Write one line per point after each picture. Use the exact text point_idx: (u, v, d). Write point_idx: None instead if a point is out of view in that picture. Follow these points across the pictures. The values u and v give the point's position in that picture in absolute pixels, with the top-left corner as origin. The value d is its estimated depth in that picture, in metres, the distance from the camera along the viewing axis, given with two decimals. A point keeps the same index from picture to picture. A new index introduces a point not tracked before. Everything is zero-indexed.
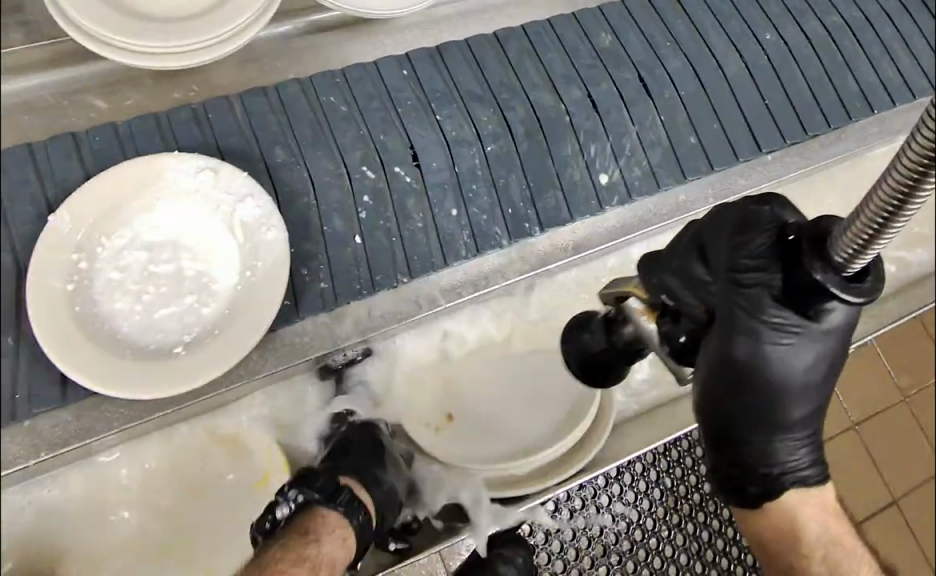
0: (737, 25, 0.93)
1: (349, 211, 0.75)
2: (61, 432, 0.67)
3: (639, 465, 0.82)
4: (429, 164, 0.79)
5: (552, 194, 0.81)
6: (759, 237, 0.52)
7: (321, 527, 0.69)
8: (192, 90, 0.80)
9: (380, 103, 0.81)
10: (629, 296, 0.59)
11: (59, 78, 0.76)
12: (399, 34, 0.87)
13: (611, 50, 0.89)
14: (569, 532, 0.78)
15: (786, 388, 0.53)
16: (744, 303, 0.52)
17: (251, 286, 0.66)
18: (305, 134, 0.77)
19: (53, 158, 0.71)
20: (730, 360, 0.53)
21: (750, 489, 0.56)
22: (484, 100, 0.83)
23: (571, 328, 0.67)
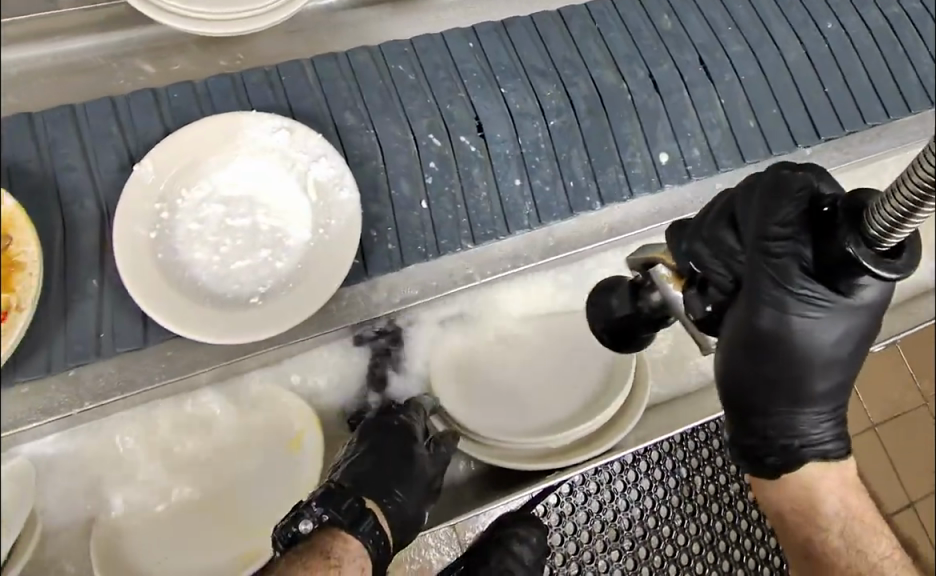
0: (798, 13, 0.93)
1: (416, 176, 0.77)
2: (103, 384, 0.69)
3: (656, 453, 0.84)
4: (494, 134, 0.80)
5: (613, 169, 0.82)
6: (790, 208, 0.53)
7: (344, 552, 0.64)
8: (237, 58, 0.82)
9: (447, 73, 0.82)
10: (656, 263, 0.62)
11: (115, 41, 0.80)
12: (442, 12, 0.87)
13: (672, 32, 0.89)
14: (583, 515, 0.81)
15: (811, 360, 0.55)
16: (772, 273, 0.53)
17: (324, 243, 0.68)
18: (375, 101, 0.79)
19: (130, 112, 0.74)
20: (755, 329, 0.55)
21: (767, 457, 0.59)
22: (547, 74, 0.84)
23: (598, 293, 0.71)
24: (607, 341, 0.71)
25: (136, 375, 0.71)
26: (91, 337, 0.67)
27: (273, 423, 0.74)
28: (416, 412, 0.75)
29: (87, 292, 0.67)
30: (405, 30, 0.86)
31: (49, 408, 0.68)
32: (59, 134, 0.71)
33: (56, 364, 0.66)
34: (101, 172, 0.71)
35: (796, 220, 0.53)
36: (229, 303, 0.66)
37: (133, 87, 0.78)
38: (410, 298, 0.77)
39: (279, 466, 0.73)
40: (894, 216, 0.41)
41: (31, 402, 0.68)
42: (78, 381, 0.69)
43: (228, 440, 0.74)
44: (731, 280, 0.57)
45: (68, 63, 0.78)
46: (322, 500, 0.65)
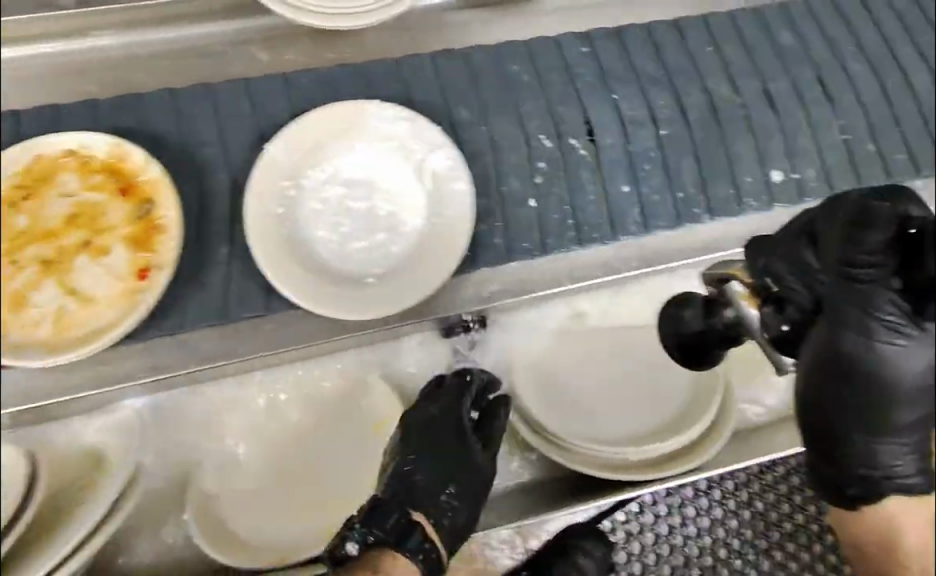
0: (927, 35, 0.89)
1: (527, 174, 0.79)
2: (210, 348, 0.73)
3: (731, 482, 0.87)
4: (605, 140, 0.81)
5: (724, 184, 0.81)
6: (876, 234, 0.51)
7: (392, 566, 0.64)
8: (346, 51, 0.84)
9: (561, 76, 0.83)
10: (732, 279, 0.58)
11: (232, 29, 0.82)
12: (545, 17, 0.88)
13: (792, 49, 0.87)
14: (652, 536, 0.85)
15: (899, 392, 0.50)
16: (857, 298, 0.51)
17: (437, 231, 0.71)
18: (490, 98, 0.81)
19: (264, 94, 0.78)
20: (836, 353, 0.51)
21: (849, 488, 0.54)
22: (661, 84, 0.84)
23: (673, 304, 0.67)
24: (675, 355, 0.67)
25: (248, 339, 0.74)
26: (217, 301, 0.71)
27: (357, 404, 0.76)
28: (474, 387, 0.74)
29: (216, 259, 0.72)
30: (512, 33, 0.86)
31: (166, 363, 0.72)
32: (199, 110, 0.76)
33: (189, 322, 0.71)
34: (234, 149, 0.75)
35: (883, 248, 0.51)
36: (340, 282, 0.69)
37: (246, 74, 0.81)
38: (511, 293, 0.78)
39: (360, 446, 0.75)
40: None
41: (149, 360, 0.72)
42: (196, 343, 0.73)
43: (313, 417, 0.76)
44: (811, 299, 0.53)
45: (191, 46, 0.81)
46: (365, 518, 0.66)
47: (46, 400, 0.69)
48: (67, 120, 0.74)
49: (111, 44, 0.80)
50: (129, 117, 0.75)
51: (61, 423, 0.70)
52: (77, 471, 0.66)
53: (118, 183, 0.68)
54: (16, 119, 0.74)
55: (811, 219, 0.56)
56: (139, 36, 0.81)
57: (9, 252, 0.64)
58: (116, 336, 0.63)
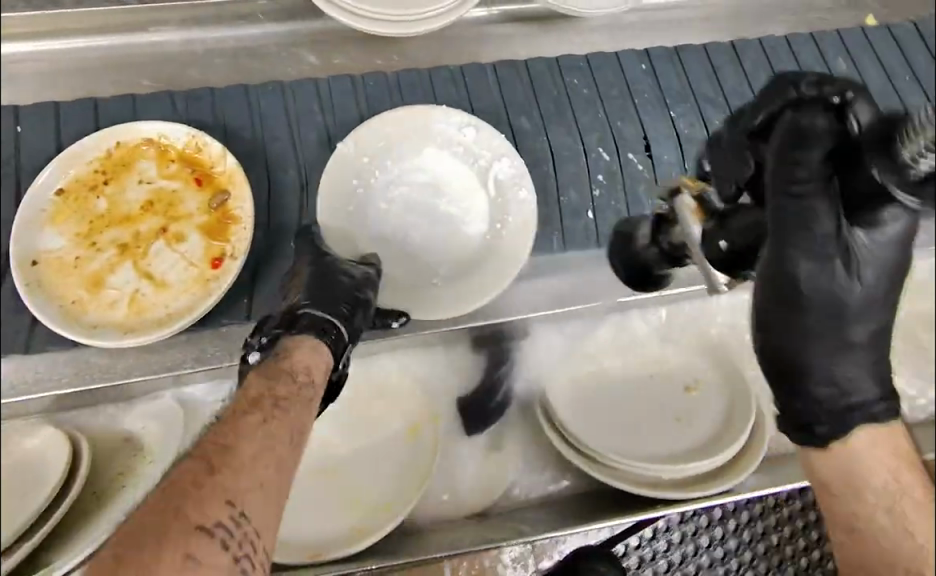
0: None
1: (585, 185, 0.81)
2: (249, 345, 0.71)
3: (751, 511, 0.71)
4: (662, 156, 0.83)
5: None
6: (816, 145, 0.43)
7: (294, 362, 0.58)
8: (392, 59, 0.83)
9: (620, 91, 0.85)
10: (681, 190, 0.57)
11: (283, 30, 0.80)
12: (589, 33, 0.88)
13: (848, 76, 0.89)
14: (664, 564, 0.69)
15: (847, 304, 0.46)
16: (795, 215, 0.45)
17: (500, 237, 0.73)
18: (549, 108, 0.83)
19: (329, 95, 0.80)
20: (782, 277, 0.46)
21: (820, 427, 0.47)
22: (716, 104, 0.86)
23: (621, 233, 0.73)
24: (623, 276, 0.75)
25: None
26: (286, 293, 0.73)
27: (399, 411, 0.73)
28: (375, 267, 0.69)
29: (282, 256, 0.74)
30: (559, 48, 0.87)
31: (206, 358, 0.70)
32: (269, 107, 0.79)
33: (256, 313, 0.72)
34: (304, 148, 0.78)
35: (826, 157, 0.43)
36: (402, 273, 0.73)
37: (299, 78, 0.80)
38: (552, 304, 0.77)
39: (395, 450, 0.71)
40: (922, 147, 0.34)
41: (199, 349, 0.71)
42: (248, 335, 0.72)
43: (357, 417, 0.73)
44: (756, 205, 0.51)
45: (244, 46, 0.79)
46: (275, 327, 0.62)
47: (89, 386, 0.68)
48: (143, 113, 0.77)
49: (172, 39, 0.78)
50: (202, 110, 0.78)
51: (102, 406, 0.69)
52: (116, 460, 0.67)
53: (193, 172, 0.71)
54: (93, 107, 0.76)
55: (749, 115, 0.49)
56: (196, 32, 0.78)
57: (90, 235, 0.67)
58: (189, 318, 0.65)
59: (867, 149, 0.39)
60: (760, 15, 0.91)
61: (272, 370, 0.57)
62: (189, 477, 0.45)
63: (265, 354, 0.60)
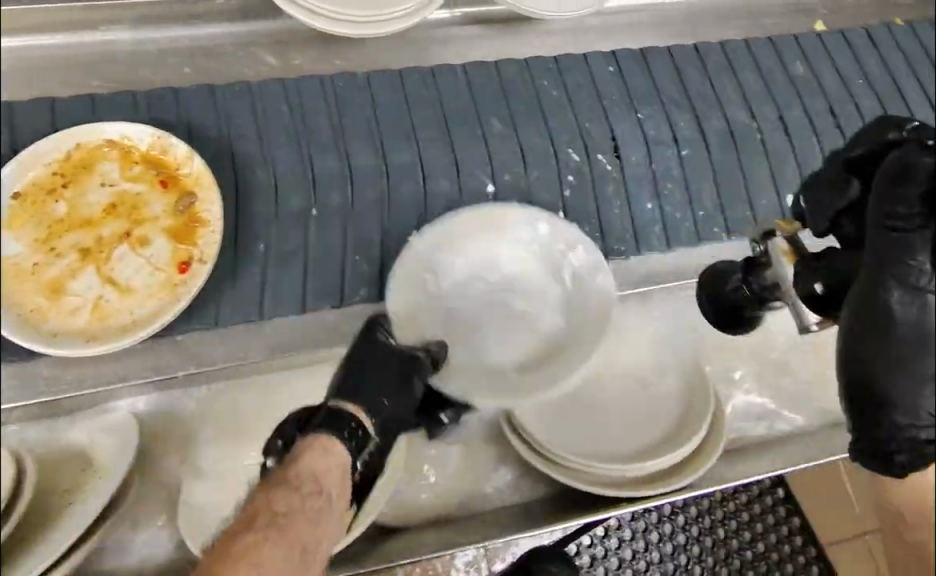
0: (929, 74, 0.94)
1: (555, 184, 0.81)
2: (206, 352, 0.71)
3: (694, 510, 0.79)
4: (629, 156, 0.84)
5: (742, 208, 0.84)
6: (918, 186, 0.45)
7: (299, 470, 0.55)
8: (351, 60, 0.85)
9: (588, 93, 0.86)
10: (774, 235, 0.60)
11: (239, 30, 0.83)
12: (547, 35, 0.90)
13: (805, 79, 0.91)
14: (614, 561, 0.77)
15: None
16: (894, 251, 0.45)
17: (566, 330, 0.68)
18: (520, 109, 0.83)
19: (291, 95, 0.79)
20: (875, 307, 0.45)
21: (900, 455, 0.45)
22: (682, 105, 0.87)
23: (711, 276, 0.70)
24: (710, 318, 0.72)
25: (276, 337, 0.72)
26: (256, 297, 0.72)
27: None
28: (427, 355, 0.64)
29: (245, 260, 0.73)
30: (519, 48, 0.89)
31: (164, 367, 0.69)
32: (234, 107, 0.77)
33: (224, 319, 0.71)
34: (271, 148, 0.76)
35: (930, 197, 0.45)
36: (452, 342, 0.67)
37: (259, 77, 0.81)
38: None
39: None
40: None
41: (162, 357, 0.69)
42: (216, 342, 0.71)
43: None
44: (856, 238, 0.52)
45: (204, 46, 0.82)
46: (296, 424, 0.61)
47: (32, 401, 0.62)
48: (103, 112, 0.74)
49: (123, 39, 0.80)
50: (167, 111, 0.76)
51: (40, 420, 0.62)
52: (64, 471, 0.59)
53: (158, 174, 0.69)
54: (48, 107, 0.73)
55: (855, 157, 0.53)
56: (151, 33, 0.81)
57: None
58: (156, 325, 0.64)
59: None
60: (711, 24, 0.95)
61: (277, 483, 0.55)
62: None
63: (282, 456, 0.60)
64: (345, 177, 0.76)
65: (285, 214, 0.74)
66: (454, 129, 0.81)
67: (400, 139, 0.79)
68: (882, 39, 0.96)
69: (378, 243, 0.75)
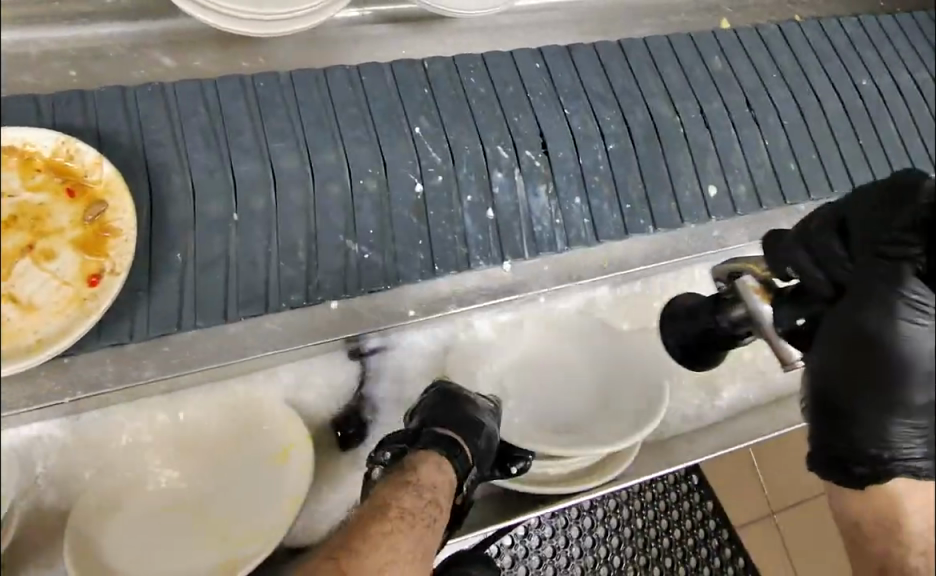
0: (836, 66, 0.99)
1: (485, 182, 0.81)
2: (97, 376, 0.67)
3: (613, 502, 0.82)
4: (557, 152, 0.84)
5: (667, 199, 0.86)
6: (908, 213, 0.50)
7: (421, 479, 0.64)
8: (257, 61, 0.81)
9: (515, 89, 0.86)
10: (743, 274, 0.63)
11: (136, 30, 0.78)
12: (460, 35, 0.89)
13: (722, 73, 0.94)
14: (536, 560, 0.78)
15: (920, 367, 0.48)
16: (882, 276, 0.50)
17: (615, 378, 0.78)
18: (447, 107, 0.82)
19: (195, 98, 0.76)
20: (857, 327, 0.49)
21: (856, 466, 0.51)
22: (608, 101, 0.88)
23: (668, 317, 0.78)
24: (674, 356, 0.78)
25: (193, 349, 0.70)
26: (174, 305, 0.69)
27: (262, 430, 0.70)
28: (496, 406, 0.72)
29: (159, 270, 0.69)
30: (434, 47, 0.87)
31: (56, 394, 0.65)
32: (139, 110, 0.74)
33: (140, 333, 0.68)
34: (189, 151, 0.73)
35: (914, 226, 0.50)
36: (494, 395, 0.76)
37: (151, 80, 0.77)
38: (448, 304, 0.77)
39: (261, 474, 0.68)
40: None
41: (79, 375, 0.66)
42: (143, 356, 0.68)
43: (222, 437, 0.70)
44: (830, 287, 0.54)
45: (93, 48, 0.77)
46: (401, 441, 0.68)
47: None
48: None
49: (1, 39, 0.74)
50: (73, 113, 0.72)
51: None
52: None
53: (63, 182, 0.65)
54: None
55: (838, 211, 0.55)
56: (34, 35, 0.75)
57: None
58: (65, 346, 0.59)
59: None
60: (624, 21, 0.96)
61: (402, 484, 0.63)
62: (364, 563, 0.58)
63: (389, 468, 0.66)
64: (267, 178, 0.74)
65: (205, 219, 0.71)
66: (381, 128, 0.79)
67: (325, 138, 0.77)
68: (791, 34, 1.00)
69: (303, 246, 0.74)
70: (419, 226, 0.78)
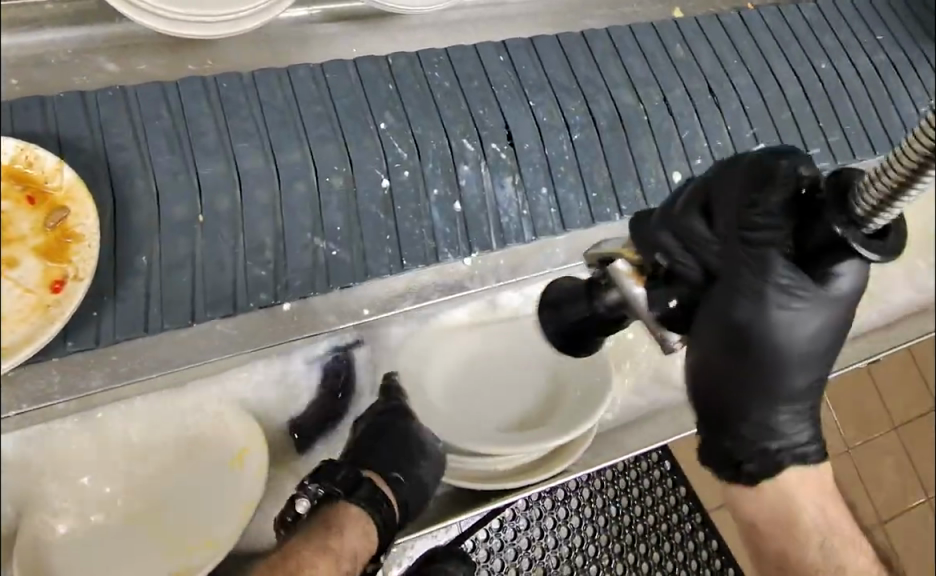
0: (795, 51, 1.00)
1: (452, 176, 0.81)
2: (42, 387, 0.67)
3: (587, 490, 0.82)
4: (522, 143, 0.84)
5: (632, 186, 0.87)
6: (774, 196, 0.48)
7: (342, 545, 0.65)
8: (205, 62, 0.80)
9: (480, 83, 0.86)
10: (617, 258, 0.54)
11: (78, 35, 0.77)
12: (411, 31, 0.88)
13: (685, 61, 0.95)
14: (511, 552, 0.78)
15: (793, 355, 0.50)
16: (751, 261, 0.48)
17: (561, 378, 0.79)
18: (412, 102, 0.83)
19: (148, 100, 0.75)
20: (730, 323, 0.49)
21: (746, 465, 0.52)
22: (572, 91, 0.89)
23: (542, 302, 0.62)
24: (556, 346, 0.61)
25: (162, 352, 0.70)
26: (141, 309, 0.69)
27: (218, 436, 0.70)
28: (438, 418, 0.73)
29: (129, 272, 0.69)
30: (380, 45, 0.87)
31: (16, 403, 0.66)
32: (86, 115, 0.73)
33: (108, 337, 0.68)
34: (152, 155, 0.73)
35: (777, 202, 0.48)
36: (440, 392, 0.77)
37: (95, 85, 0.76)
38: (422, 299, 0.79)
39: (216, 481, 0.68)
40: (871, 204, 0.39)
41: (42, 382, 0.67)
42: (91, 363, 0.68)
43: (178, 445, 0.70)
44: (698, 272, 0.51)
45: (36, 56, 0.76)
46: (337, 483, 0.68)
47: None
48: None
49: None
50: (33, 119, 0.71)
51: None
52: None
53: (24, 190, 0.64)
54: None
55: (707, 190, 0.52)
56: None
57: None
58: (28, 354, 0.59)
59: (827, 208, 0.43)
60: (579, 11, 0.96)
61: (321, 553, 0.64)
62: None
63: (315, 505, 0.67)
64: (232, 178, 0.74)
65: (169, 221, 0.71)
66: (346, 124, 0.79)
67: (290, 137, 0.77)
68: (751, 21, 1.01)
69: (271, 245, 0.74)
70: (386, 221, 0.78)
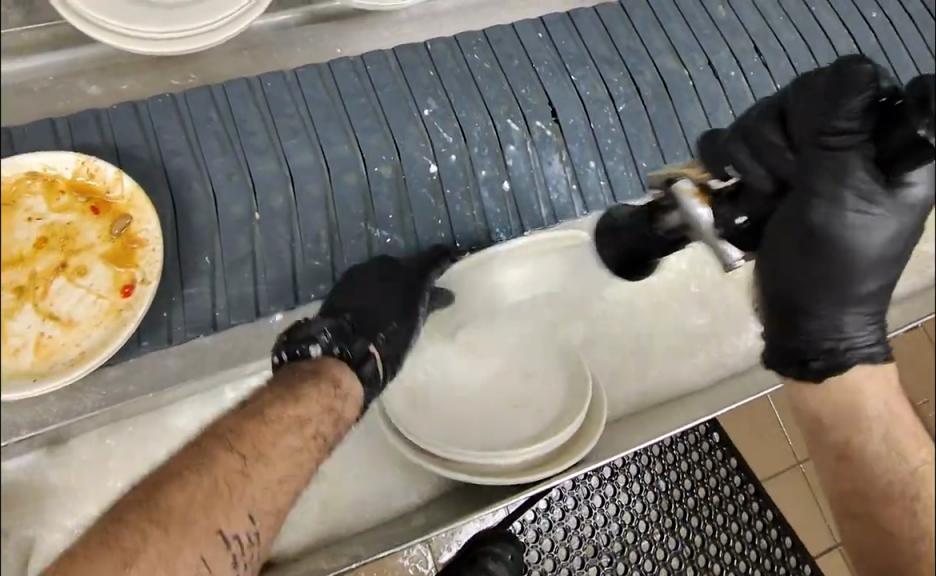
0: None
1: (499, 158, 0.81)
2: (43, 414, 0.67)
3: (634, 467, 0.83)
4: (568, 118, 0.83)
5: (681, 153, 0.86)
6: (855, 99, 0.50)
7: (345, 406, 0.65)
8: (189, 77, 0.78)
9: (520, 61, 0.84)
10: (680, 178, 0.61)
11: (60, 60, 0.73)
12: (398, 27, 0.84)
13: None
14: (560, 532, 0.80)
15: (861, 258, 0.55)
16: (829, 170, 0.52)
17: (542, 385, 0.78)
18: (454, 88, 0.82)
19: (192, 104, 0.76)
20: (805, 225, 0.54)
21: (814, 358, 0.56)
22: (614, 63, 0.86)
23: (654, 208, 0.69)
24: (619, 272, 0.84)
25: (229, 348, 0.74)
26: (208, 308, 0.72)
27: None
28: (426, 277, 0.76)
29: (191, 274, 0.72)
30: (380, 37, 0.84)
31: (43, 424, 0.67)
32: (124, 128, 0.74)
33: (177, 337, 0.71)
34: (205, 157, 0.74)
35: (864, 110, 0.50)
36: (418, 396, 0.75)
37: (75, 108, 0.74)
38: None
39: None
40: None
41: (38, 408, 0.67)
42: (87, 386, 0.68)
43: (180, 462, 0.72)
44: (772, 182, 0.55)
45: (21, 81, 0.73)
46: (338, 337, 0.69)
47: None
48: None
49: None
50: (90, 133, 0.73)
51: None
52: None
53: (85, 202, 0.65)
54: None
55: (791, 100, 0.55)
56: None
57: None
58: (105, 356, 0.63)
59: (911, 114, 0.45)
60: None
61: (329, 409, 0.64)
62: (208, 478, 0.56)
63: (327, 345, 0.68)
64: (284, 175, 0.74)
65: (228, 220, 0.73)
66: (391, 115, 0.79)
67: (336, 130, 0.77)
68: None
69: (327, 237, 0.76)
70: (437, 206, 0.80)
